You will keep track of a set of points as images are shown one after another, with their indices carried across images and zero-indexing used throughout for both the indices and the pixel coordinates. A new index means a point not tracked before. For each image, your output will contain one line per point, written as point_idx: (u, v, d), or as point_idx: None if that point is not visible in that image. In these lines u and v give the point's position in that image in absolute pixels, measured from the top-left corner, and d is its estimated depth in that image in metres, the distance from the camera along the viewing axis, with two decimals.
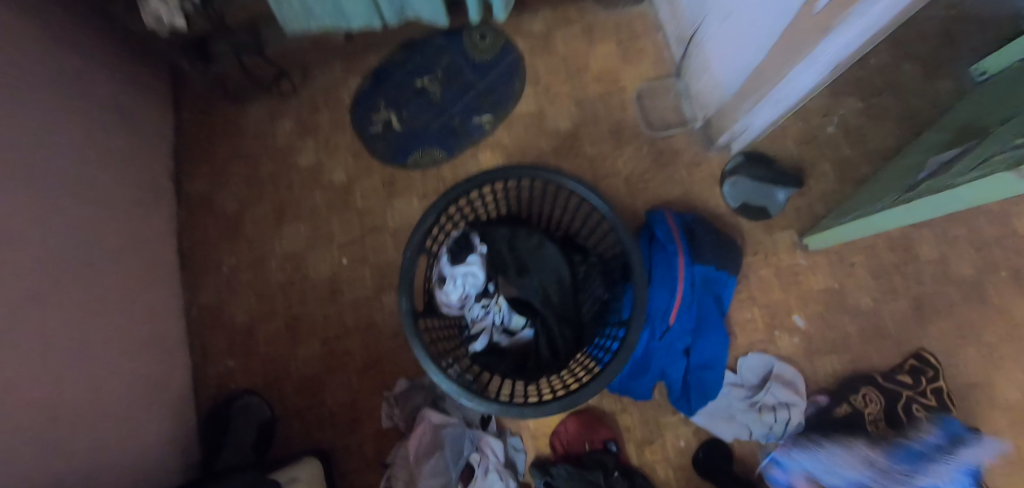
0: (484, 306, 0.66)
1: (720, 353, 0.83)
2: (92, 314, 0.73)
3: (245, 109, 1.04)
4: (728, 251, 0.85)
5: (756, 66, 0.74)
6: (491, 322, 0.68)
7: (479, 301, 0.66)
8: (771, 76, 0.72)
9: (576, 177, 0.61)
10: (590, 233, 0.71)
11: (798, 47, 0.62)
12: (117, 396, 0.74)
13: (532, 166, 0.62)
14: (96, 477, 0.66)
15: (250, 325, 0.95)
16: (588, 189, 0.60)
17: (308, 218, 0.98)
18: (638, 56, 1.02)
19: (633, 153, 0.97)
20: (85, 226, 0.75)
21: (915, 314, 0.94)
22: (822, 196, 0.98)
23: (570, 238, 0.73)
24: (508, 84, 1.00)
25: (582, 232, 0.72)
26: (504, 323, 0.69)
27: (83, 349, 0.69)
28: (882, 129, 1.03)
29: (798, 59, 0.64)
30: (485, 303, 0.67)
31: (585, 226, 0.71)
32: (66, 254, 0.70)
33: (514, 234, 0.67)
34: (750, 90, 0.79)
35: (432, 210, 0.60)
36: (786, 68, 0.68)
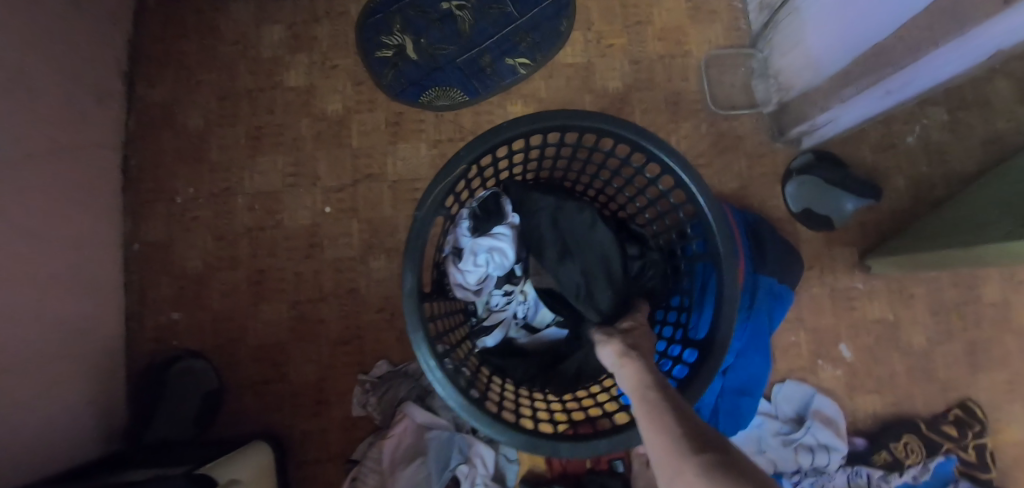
0: (506, 294, 0.54)
1: (760, 378, 0.71)
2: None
3: (227, 5, 0.84)
4: (791, 265, 0.71)
5: (879, 42, 0.59)
6: (512, 314, 0.55)
7: (501, 286, 0.53)
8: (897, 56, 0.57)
9: (663, 142, 0.44)
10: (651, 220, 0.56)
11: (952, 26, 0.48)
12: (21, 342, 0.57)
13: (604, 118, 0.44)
14: None
15: (205, 273, 0.78)
16: (679, 159, 0.43)
17: (290, 152, 0.80)
18: (711, 17, 0.85)
19: (690, 132, 0.82)
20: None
21: (968, 361, 0.84)
22: (891, 214, 0.85)
23: (622, 222, 0.58)
24: (554, 24, 0.82)
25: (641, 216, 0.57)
26: (526, 318, 0.57)
27: None
28: (965, 147, 0.90)
29: (947, 41, 0.50)
30: (507, 290, 0.54)
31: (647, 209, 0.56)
32: None
33: (561, 206, 0.51)
34: (856, 73, 0.64)
35: (462, 157, 0.43)
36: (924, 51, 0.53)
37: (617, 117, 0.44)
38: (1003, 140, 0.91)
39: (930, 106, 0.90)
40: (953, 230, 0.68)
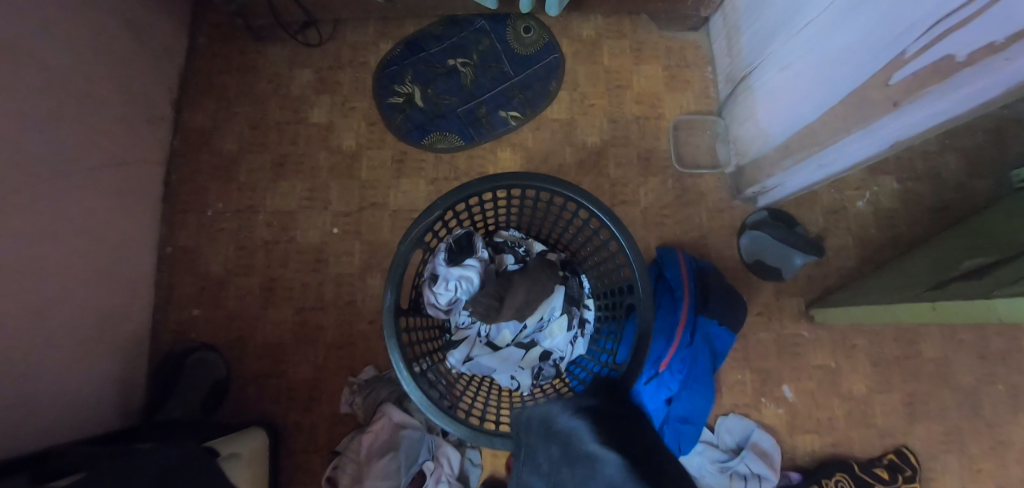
0: (470, 314, 0.65)
1: (702, 409, 0.79)
2: (50, 230, 0.67)
3: (267, 50, 0.99)
4: (734, 308, 0.80)
5: (808, 124, 0.70)
6: (475, 332, 0.66)
7: (466, 308, 0.65)
8: (822, 137, 0.68)
9: (601, 203, 0.57)
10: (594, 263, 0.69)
11: (862, 115, 0.59)
12: (62, 322, 0.69)
13: (556, 180, 0.57)
14: (20, 406, 0.61)
15: (224, 277, 0.90)
16: (613, 218, 0.56)
17: (307, 178, 0.92)
18: (683, 86, 0.97)
19: (657, 185, 0.92)
20: (59, 134, 0.69)
21: (906, 411, 0.91)
22: (838, 270, 0.94)
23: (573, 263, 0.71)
24: (544, 83, 0.95)
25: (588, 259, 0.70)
26: (488, 336, 0.67)
27: (31, 265, 0.64)
28: (914, 214, 0.98)
29: (857, 128, 0.61)
30: (471, 311, 0.65)
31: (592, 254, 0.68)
32: (34, 160, 0.64)
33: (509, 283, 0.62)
34: (792, 148, 0.75)
35: (441, 203, 0.55)
36: (842, 133, 0.64)
37: (567, 181, 0.56)
38: (951, 209, 0.99)
39: (881, 175, 0.99)
40: (885, 292, 0.77)
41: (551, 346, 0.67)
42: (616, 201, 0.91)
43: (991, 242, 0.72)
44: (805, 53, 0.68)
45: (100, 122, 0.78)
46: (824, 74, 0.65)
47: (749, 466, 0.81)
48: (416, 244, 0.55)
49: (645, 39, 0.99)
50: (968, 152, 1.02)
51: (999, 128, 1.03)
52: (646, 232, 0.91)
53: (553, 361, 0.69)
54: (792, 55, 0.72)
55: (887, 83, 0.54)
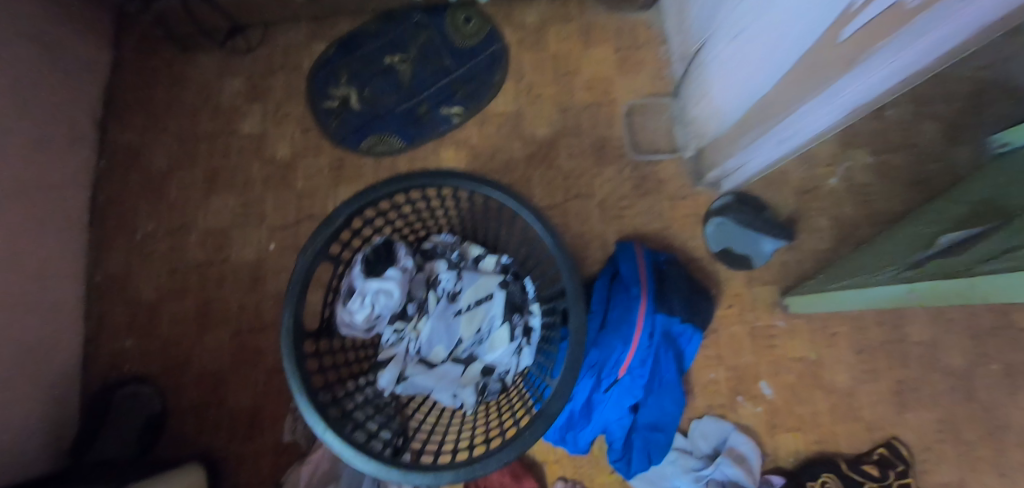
0: (398, 331, 0.61)
1: (671, 415, 0.73)
2: None
3: (194, 58, 0.93)
4: (700, 303, 0.74)
5: (764, 96, 0.64)
6: (405, 350, 0.60)
7: (393, 324, 0.60)
8: (779, 107, 0.61)
9: (521, 196, 0.51)
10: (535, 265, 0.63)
11: (816, 81, 0.53)
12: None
13: (470, 176, 0.51)
14: None
15: (157, 302, 0.84)
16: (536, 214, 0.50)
17: (242, 192, 0.87)
18: (637, 68, 0.91)
19: (613, 175, 0.86)
20: None
21: (895, 400, 0.85)
22: (813, 255, 0.88)
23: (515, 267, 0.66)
24: (487, 75, 0.89)
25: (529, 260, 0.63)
26: (422, 353, 0.61)
27: None
28: (891, 189, 0.92)
29: (815, 93, 0.54)
30: (399, 327, 0.61)
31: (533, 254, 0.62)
32: None
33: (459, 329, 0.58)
34: (751, 122, 0.69)
35: (342, 210, 0.50)
36: (798, 102, 0.58)
37: (482, 176, 0.51)
38: (930, 181, 0.92)
39: (853, 149, 0.93)
40: (864, 273, 0.71)
41: (494, 361, 0.61)
42: (571, 195, 0.85)
43: (967, 211, 0.67)
44: (748, 20, 0.63)
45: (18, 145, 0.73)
46: (770, 41, 0.59)
47: (725, 473, 0.76)
48: (318, 258, 0.50)
49: (594, 22, 0.93)
50: (944, 120, 0.95)
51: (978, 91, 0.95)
52: (603, 226, 0.84)
53: (497, 376, 0.61)
54: (738, 24, 0.66)
55: (837, 40, 0.46)
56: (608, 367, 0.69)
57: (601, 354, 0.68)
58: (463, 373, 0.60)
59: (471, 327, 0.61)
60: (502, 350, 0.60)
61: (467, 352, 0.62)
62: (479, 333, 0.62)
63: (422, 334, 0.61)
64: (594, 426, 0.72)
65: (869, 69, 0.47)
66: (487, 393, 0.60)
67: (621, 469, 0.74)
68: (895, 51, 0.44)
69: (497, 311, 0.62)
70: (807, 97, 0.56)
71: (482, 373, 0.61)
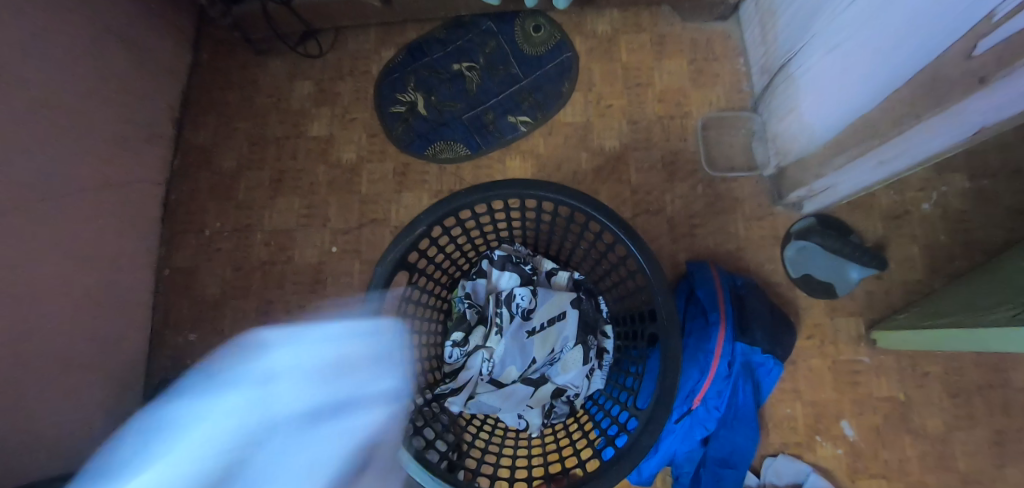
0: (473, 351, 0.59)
1: (747, 451, 0.68)
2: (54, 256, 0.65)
3: (267, 62, 0.96)
4: (781, 333, 0.69)
5: (869, 114, 0.58)
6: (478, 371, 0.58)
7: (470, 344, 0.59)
8: (886, 127, 0.55)
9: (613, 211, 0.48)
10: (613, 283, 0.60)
11: (935, 100, 0.47)
12: (63, 351, 0.67)
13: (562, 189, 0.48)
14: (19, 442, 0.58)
15: (220, 300, 0.85)
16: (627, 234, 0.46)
17: (307, 195, 0.88)
18: (712, 81, 0.87)
19: (685, 191, 0.82)
20: (65, 157, 0.68)
21: (994, 452, 0.75)
22: (902, 286, 0.80)
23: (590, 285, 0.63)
24: (556, 84, 0.87)
25: (610, 278, 0.61)
26: (493, 374, 0.59)
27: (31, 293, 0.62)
28: (993, 217, 0.82)
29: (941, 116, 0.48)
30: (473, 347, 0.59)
31: (615, 272, 0.59)
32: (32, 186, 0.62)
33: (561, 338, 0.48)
34: (848, 142, 0.63)
35: (424, 218, 0.48)
36: (909, 124, 0.51)
37: (571, 190, 0.47)
38: None
39: (949, 173, 0.84)
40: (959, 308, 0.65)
41: (565, 383, 0.58)
42: (639, 210, 0.82)
43: None
44: (853, 31, 0.57)
45: (105, 142, 0.76)
46: (884, 50, 0.53)
47: None
48: (397, 266, 0.48)
49: (667, 32, 0.90)
50: None
51: None
52: (673, 244, 0.80)
53: (567, 398, 0.57)
54: (838, 36, 0.61)
55: (974, 53, 0.40)
56: (682, 396, 0.64)
57: None
58: (532, 393, 0.58)
59: (545, 347, 0.58)
60: (574, 372, 0.57)
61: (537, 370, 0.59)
62: (552, 354, 0.58)
63: (496, 354, 0.58)
64: (660, 456, 0.67)
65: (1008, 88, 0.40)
66: (553, 416, 0.56)
67: None
68: None
69: (572, 331, 0.58)
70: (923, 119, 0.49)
71: (553, 394, 0.58)
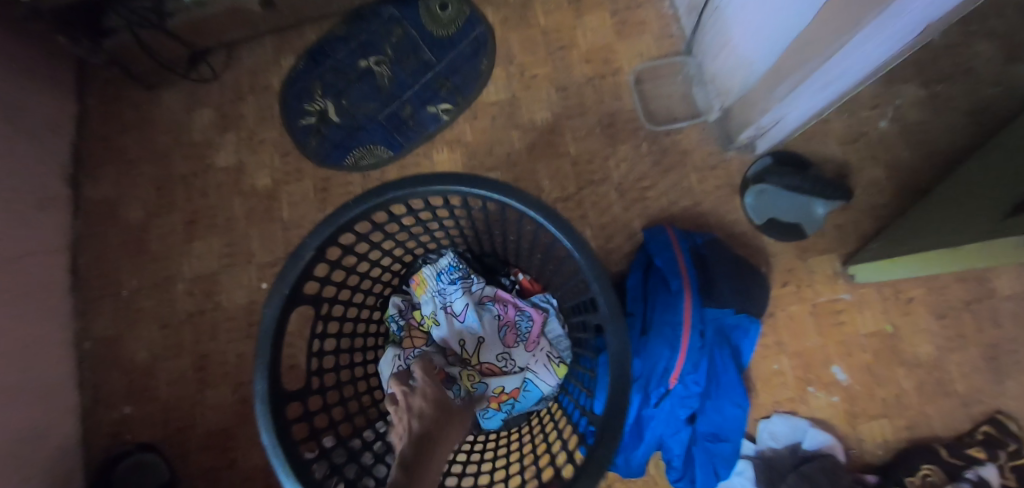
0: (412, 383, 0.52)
1: (737, 421, 0.63)
2: None
3: (157, 96, 0.86)
4: (754, 286, 0.64)
5: (802, 30, 0.48)
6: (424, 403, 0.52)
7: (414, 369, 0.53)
8: (818, 42, 0.45)
9: (539, 202, 0.40)
10: (566, 285, 0.53)
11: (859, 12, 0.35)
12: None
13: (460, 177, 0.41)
14: None
15: (153, 364, 0.77)
16: (568, 225, 0.39)
17: (227, 237, 0.80)
18: (639, 29, 0.80)
19: (629, 154, 0.76)
20: None
21: (992, 367, 0.73)
22: (872, 211, 0.76)
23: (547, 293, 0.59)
24: (473, 64, 0.80)
25: (563, 287, 0.55)
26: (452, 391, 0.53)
27: None
28: (947, 123, 0.80)
29: (843, 39, 0.40)
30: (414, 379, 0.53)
31: (567, 282, 0.53)
32: None
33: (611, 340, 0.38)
34: (789, 67, 0.53)
35: (307, 243, 0.40)
36: (840, 40, 0.41)
37: (495, 183, 0.40)
38: (996, 108, 0.80)
39: (901, 83, 0.81)
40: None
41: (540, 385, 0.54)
42: (583, 183, 0.75)
43: None
44: None
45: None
46: None
47: None
48: (285, 315, 0.39)
49: None
50: (1000, 36, 0.83)
51: None
52: (625, 213, 0.74)
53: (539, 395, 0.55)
54: None
55: None
56: (656, 377, 0.58)
57: (644, 362, 0.58)
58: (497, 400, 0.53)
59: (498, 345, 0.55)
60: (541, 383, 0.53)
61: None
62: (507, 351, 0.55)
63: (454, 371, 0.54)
64: (647, 443, 0.62)
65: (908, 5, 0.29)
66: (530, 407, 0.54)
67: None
68: None
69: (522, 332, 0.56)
70: (853, 35, 0.39)
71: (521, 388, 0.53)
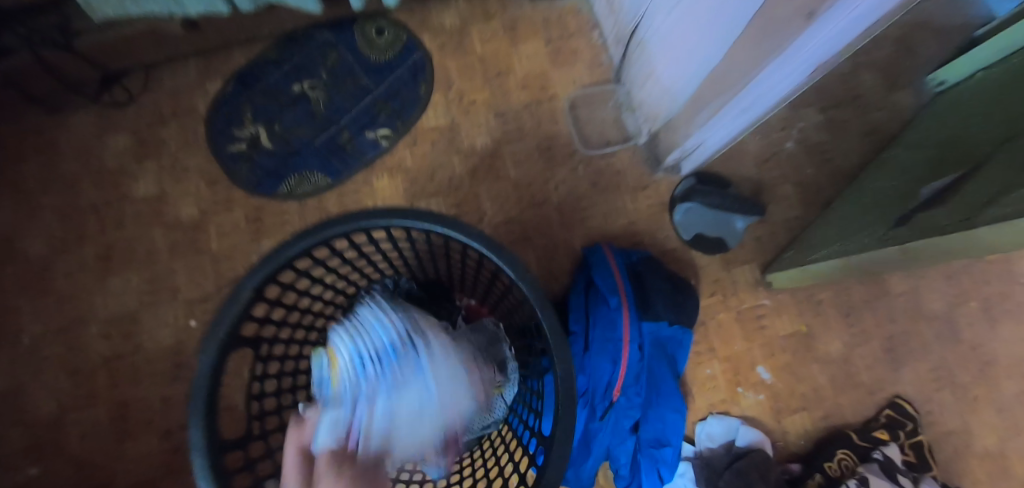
0: None
1: (676, 426, 0.67)
2: None
3: (62, 120, 0.79)
4: (686, 300, 0.68)
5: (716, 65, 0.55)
6: None
7: None
8: (735, 77, 0.52)
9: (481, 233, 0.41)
10: (510, 307, 0.54)
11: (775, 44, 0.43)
12: None
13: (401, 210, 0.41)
14: None
15: (60, 418, 0.70)
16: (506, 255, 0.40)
17: (148, 272, 0.75)
18: (571, 58, 0.84)
19: (567, 176, 0.79)
20: None
21: (889, 358, 0.82)
22: (784, 224, 0.84)
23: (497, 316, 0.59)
24: (412, 89, 0.80)
25: (508, 309, 0.55)
26: None
27: None
28: (842, 144, 0.90)
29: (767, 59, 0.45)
30: None
31: (510, 303, 0.54)
32: None
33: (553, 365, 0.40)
34: (709, 95, 0.59)
35: (245, 284, 0.38)
36: (754, 71, 0.48)
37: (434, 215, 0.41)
38: (878, 131, 0.92)
39: (804, 108, 0.91)
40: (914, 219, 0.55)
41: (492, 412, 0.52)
42: (524, 205, 0.77)
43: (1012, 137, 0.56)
44: None
45: None
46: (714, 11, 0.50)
47: None
48: (221, 361, 0.37)
49: (517, 15, 0.86)
50: (879, 68, 0.96)
51: (904, 38, 0.97)
52: (565, 233, 0.77)
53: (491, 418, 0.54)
54: None
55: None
56: (601, 391, 0.61)
57: (588, 379, 0.60)
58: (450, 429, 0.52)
59: None
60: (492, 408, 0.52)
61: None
62: None
63: None
64: (595, 455, 0.64)
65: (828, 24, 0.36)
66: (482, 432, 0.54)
67: None
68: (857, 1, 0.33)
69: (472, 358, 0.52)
70: (766, 66, 0.46)
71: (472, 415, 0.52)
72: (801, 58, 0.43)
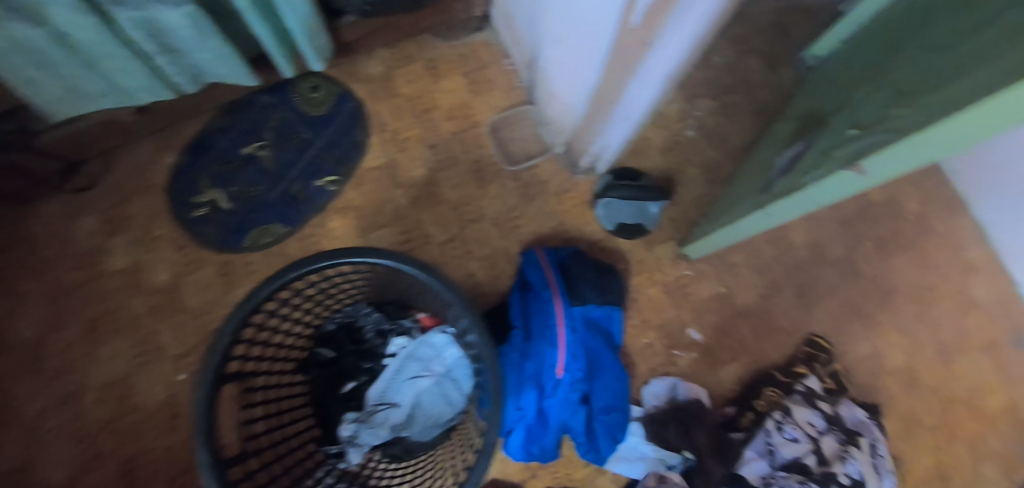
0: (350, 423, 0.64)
1: (619, 391, 0.77)
2: None
3: (32, 212, 0.86)
4: (610, 283, 0.80)
5: (595, 85, 0.67)
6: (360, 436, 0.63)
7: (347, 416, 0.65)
8: (610, 95, 0.65)
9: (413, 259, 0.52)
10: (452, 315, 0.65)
11: (631, 63, 0.54)
12: None
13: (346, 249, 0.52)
14: None
15: (72, 482, 0.76)
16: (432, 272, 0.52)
17: (134, 336, 0.82)
18: (488, 86, 0.95)
19: (498, 191, 0.90)
20: None
21: (801, 302, 0.95)
22: (694, 202, 0.96)
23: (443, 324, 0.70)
24: (350, 136, 0.90)
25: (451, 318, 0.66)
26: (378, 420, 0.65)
27: None
28: (736, 124, 1.03)
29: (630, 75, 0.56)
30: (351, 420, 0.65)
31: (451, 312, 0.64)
32: None
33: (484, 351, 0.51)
34: (597, 110, 0.71)
35: (226, 329, 0.47)
36: (621, 87, 0.60)
37: (376, 250, 0.52)
38: (767, 107, 1.05)
39: (698, 98, 1.04)
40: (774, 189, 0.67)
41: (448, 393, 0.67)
42: (465, 222, 0.88)
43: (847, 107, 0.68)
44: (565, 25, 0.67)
45: None
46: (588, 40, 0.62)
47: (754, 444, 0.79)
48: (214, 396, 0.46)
49: (435, 55, 0.96)
50: (761, 53, 1.09)
51: (778, 24, 1.11)
52: (504, 241, 0.88)
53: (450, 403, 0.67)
54: (557, 29, 0.70)
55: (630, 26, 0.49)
56: (547, 370, 0.71)
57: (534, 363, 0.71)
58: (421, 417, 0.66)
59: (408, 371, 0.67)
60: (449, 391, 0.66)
61: (383, 414, 0.66)
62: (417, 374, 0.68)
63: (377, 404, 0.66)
64: (553, 427, 0.74)
65: (662, 47, 0.48)
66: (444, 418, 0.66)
67: (593, 458, 0.77)
68: (677, 29, 0.46)
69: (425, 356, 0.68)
70: (627, 82, 0.58)
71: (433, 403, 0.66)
72: (648, 73, 0.56)
